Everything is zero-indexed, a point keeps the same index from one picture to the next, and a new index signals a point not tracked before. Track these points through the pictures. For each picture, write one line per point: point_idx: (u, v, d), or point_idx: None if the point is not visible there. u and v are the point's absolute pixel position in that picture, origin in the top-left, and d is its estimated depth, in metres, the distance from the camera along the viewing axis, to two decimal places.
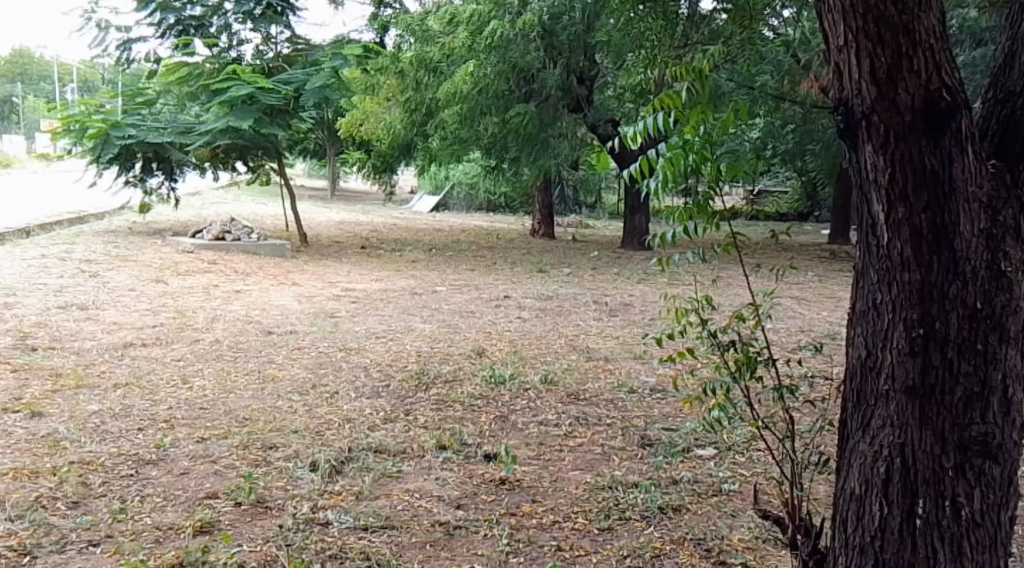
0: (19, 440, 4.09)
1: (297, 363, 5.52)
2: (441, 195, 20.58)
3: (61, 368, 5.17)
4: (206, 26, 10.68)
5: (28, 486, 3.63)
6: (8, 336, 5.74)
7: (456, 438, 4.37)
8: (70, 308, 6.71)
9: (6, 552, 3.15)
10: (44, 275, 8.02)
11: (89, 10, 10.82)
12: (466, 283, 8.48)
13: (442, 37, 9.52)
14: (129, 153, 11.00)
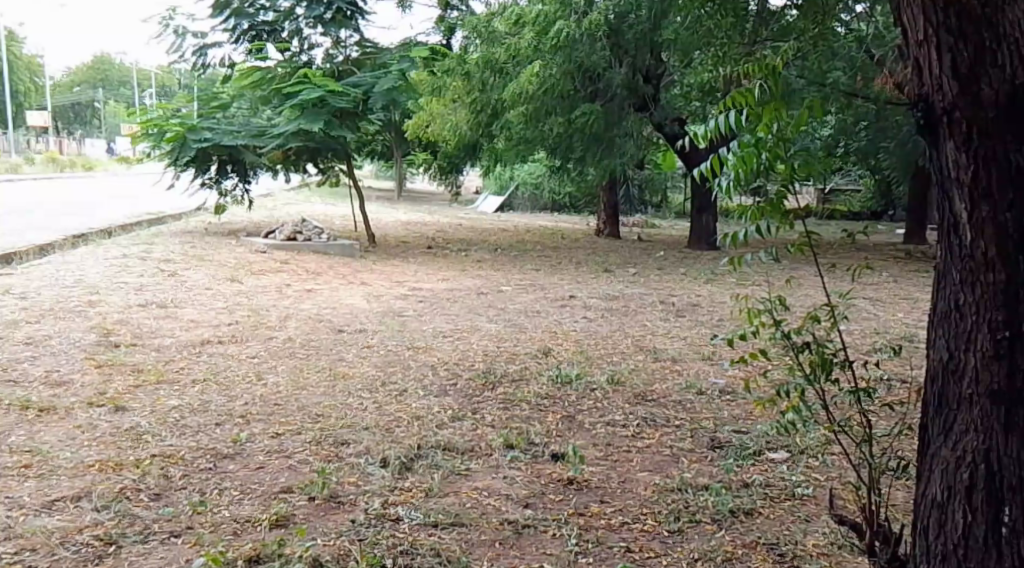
0: (104, 434, 4.21)
1: (366, 361, 5.59)
2: (506, 195, 20.63)
3: (143, 364, 5.31)
4: (279, 32, 10.88)
5: (113, 478, 3.74)
6: (93, 333, 5.91)
7: (523, 437, 4.38)
8: (149, 306, 6.88)
9: (93, 541, 3.25)
10: (126, 274, 8.24)
11: (168, 16, 11.09)
12: (532, 283, 8.49)
13: (508, 38, 9.53)
14: (205, 156, 11.22)
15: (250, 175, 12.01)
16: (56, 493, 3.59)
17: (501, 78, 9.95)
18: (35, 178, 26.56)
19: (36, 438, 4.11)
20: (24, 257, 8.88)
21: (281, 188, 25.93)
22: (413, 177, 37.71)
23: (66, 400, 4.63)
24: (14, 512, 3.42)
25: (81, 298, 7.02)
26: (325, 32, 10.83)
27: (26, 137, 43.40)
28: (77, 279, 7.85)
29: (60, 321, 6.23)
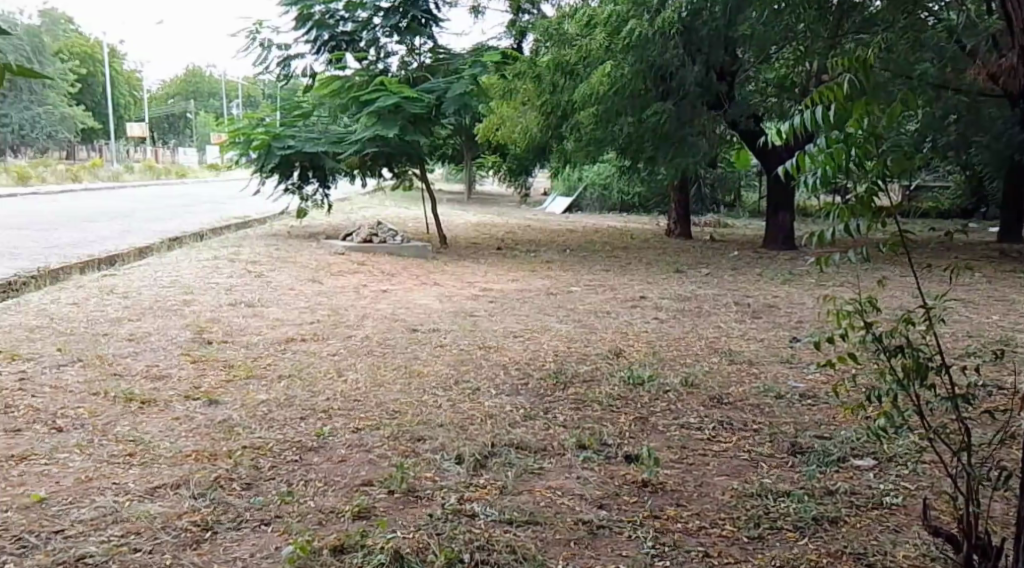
0: (199, 425, 4.37)
1: (440, 360, 5.67)
2: (574, 196, 20.65)
3: (233, 359, 5.48)
4: (357, 42, 11.06)
5: (209, 467, 3.89)
6: (186, 330, 6.11)
7: (596, 438, 4.41)
8: (237, 305, 7.08)
9: (191, 527, 3.41)
10: (215, 275, 8.49)
11: (254, 30, 11.37)
12: (602, 283, 8.52)
13: (579, 39, 9.53)
14: (288, 164, 11.54)
15: (330, 181, 12.29)
16: (157, 480, 3.76)
17: (572, 80, 9.96)
18: (131, 186, 27.52)
19: (140, 428, 4.29)
20: (125, 260, 9.27)
21: (358, 191, 26.38)
22: (487, 179, 38.01)
23: (164, 392, 4.81)
24: (120, 497, 3.60)
25: (173, 297, 7.27)
26: (400, 40, 11.05)
27: (122, 146, 44.92)
28: (171, 279, 8.13)
29: (157, 318, 6.46)
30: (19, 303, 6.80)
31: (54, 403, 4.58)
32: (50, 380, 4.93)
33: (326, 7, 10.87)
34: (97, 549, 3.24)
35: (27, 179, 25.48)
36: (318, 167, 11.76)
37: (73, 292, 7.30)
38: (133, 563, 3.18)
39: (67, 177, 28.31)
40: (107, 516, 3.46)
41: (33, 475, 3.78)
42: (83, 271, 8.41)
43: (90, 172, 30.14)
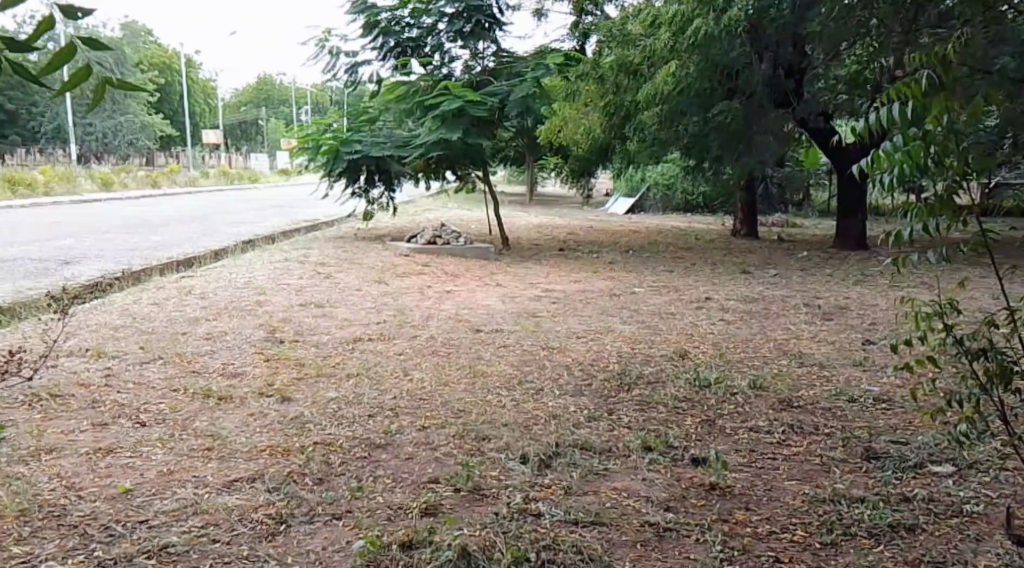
0: (273, 421, 4.44)
1: (504, 360, 5.66)
2: (636, 196, 20.54)
3: (305, 358, 5.54)
4: (421, 47, 11.18)
5: (282, 462, 3.96)
6: (259, 329, 6.21)
7: (662, 440, 4.36)
8: (307, 305, 7.17)
9: (265, 520, 3.48)
10: (286, 276, 8.62)
11: (323, 38, 11.50)
12: (667, 284, 8.47)
13: (645, 39, 9.41)
14: (355, 168, 11.68)
15: (395, 184, 12.39)
16: (234, 473, 3.84)
17: (635, 81, 9.86)
18: (207, 191, 28.09)
19: (217, 424, 4.37)
20: (201, 261, 9.47)
21: (421, 193, 26.60)
22: (551, 180, 38.09)
23: (240, 389, 4.89)
24: (199, 490, 3.69)
25: (246, 297, 7.38)
26: (464, 45, 11.11)
27: (196, 152, 45.84)
28: (244, 280, 8.27)
29: (232, 318, 6.57)
30: (103, 302, 6.96)
31: (137, 398, 4.68)
32: (133, 376, 5.04)
33: (392, 14, 10.98)
34: (178, 539, 3.32)
35: (110, 185, 26.16)
36: (384, 171, 11.88)
37: (153, 292, 7.46)
38: (212, 554, 3.25)
39: (146, 184, 29.00)
40: (187, 508, 3.55)
41: (119, 467, 3.87)
42: (162, 272, 8.61)
43: (169, 178, 30.83)
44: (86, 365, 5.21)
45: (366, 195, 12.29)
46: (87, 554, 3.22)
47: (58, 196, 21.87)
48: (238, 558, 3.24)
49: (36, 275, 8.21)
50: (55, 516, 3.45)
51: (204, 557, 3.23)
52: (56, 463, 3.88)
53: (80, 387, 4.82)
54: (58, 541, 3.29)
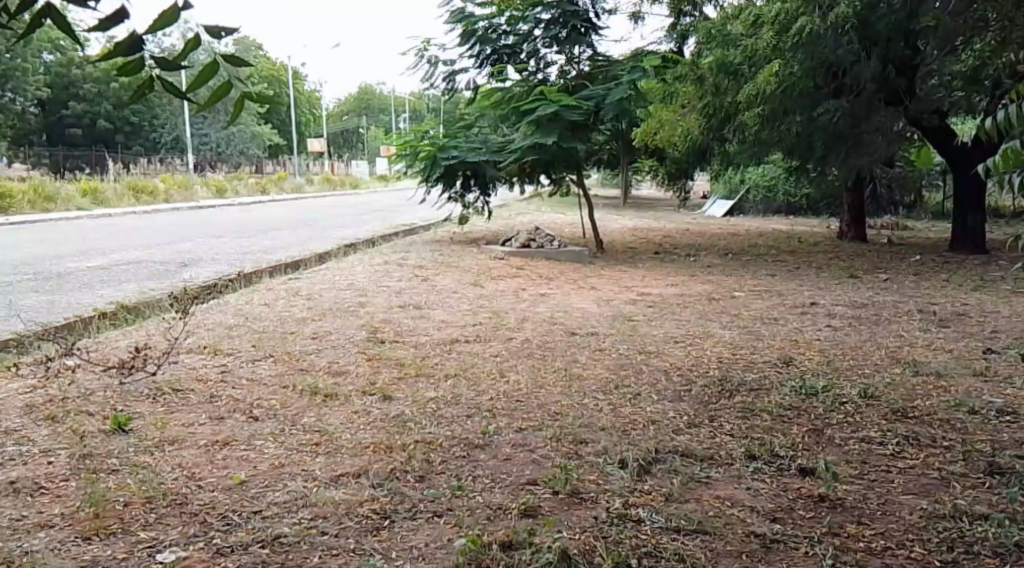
0: (376, 420, 4.46)
1: (599, 364, 5.59)
2: (735, 198, 20.18)
3: (405, 358, 5.58)
4: (518, 53, 11.20)
5: (386, 459, 3.98)
6: (361, 330, 6.27)
7: (767, 449, 4.22)
8: (406, 307, 7.22)
9: (369, 515, 3.50)
10: (386, 278, 8.69)
11: (422, 48, 11.62)
12: (768, 288, 8.24)
13: (745, 39, 9.18)
14: (452, 174, 11.79)
15: (490, 188, 12.43)
16: (340, 468, 3.88)
17: (736, 81, 9.66)
18: (311, 197, 28.78)
19: (324, 420, 4.42)
20: (307, 264, 9.67)
21: (515, 197, 26.76)
22: (646, 184, 37.96)
23: (345, 387, 4.93)
24: (309, 484, 3.73)
25: (349, 299, 7.48)
26: (560, 50, 11.13)
27: (300, 159, 46.98)
28: (348, 282, 8.37)
29: (336, 318, 6.66)
30: (218, 302, 7.15)
31: (251, 394, 4.76)
32: (247, 373, 5.13)
33: (490, 22, 11.09)
34: (290, 530, 3.37)
35: (223, 192, 26.98)
36: (479, 176, 11.93)
37: (264, 293, 7.61)
38: (320, 546, 3.29)
39: (258, 190, 29.78)
40: (298, 500, 3.59)
41: (234, 459, 3.94)
42: (270, 275, 8.80)
43: (277, 185, 31.67)
44: (204, 361, 5.33)
45: (462, 200, 12.36)
46: (206, 541, 3.29)
47: (177, 203, 22.72)
48: (345, 551, 3.27)
49: (157, 276, 8.49)
50: (178, 504, 3.52)
51: (315, 549, 3.27)
52: (177, 453, 3.97)
53: (199, 382, 4.93)
54: (180, 528, 3.37)
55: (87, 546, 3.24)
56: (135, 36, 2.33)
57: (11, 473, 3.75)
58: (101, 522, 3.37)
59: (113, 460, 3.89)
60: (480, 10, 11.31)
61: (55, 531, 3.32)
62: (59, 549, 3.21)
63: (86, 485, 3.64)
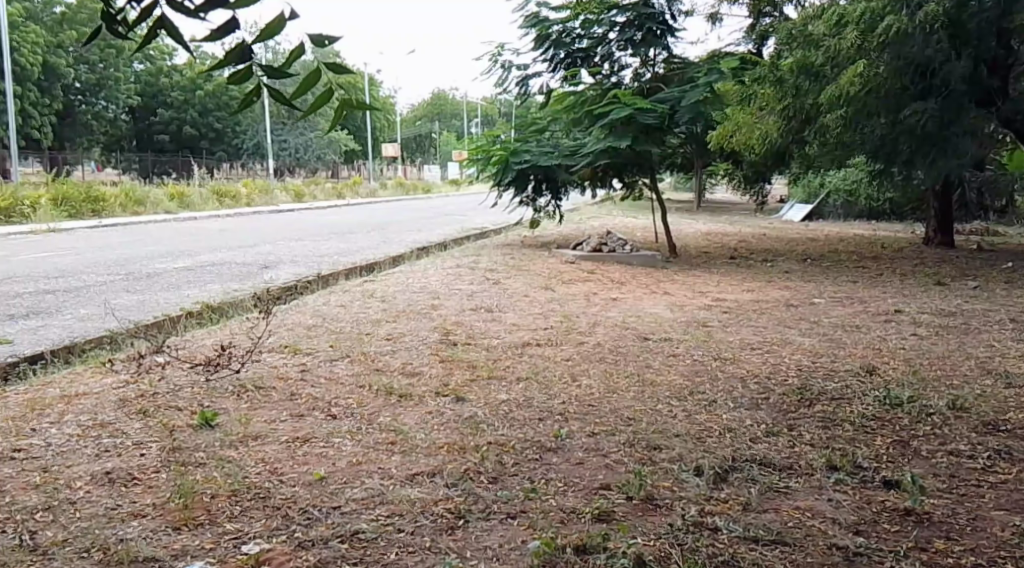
0: (450, 420, 4.47)
1: (673, 369, 5.52)
2: (814, 203, 19.81)
3: (477, 360, 5.57)
4: (592, 57, 11.21)
5: (459, 459, 3.98)
6: (434, 332, 6.29)
7: (849, 460, 4.10)
8: (478, 310, 7.23)
9: (444, 514, 3.50)
10: (459, 281, 8.72)
11: (496, 52, 11.65)
12: (848, 295, 8.04)
13: (828, 40, 9.01)
14: (523, 177, 11.81)
15: (562, 192, 12.42)
16: (416, 467, 3.89)
17: (818, 83, 9.48)
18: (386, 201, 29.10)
19: (398, 420, 4.44)
20: (383, 267, 9.78)
21: (587, 201, 26.69)
22: (721, 188, 37.48)
23: (419, 388, 4.95)
24: (385, 481, 3.75)
25: (422, 301, 7.51)
26: (634, 53, 11.06)
27: (375, 164, 47.58)
28: (422, 285, 8.42)
29: (410, 320, 6.69)
30: (298, 303, 7.27)
31: (328, 393, 4.81)
32: (324, 372, 5.18)
33: (564, 26, 11.10)
34: (367, 527, 3.39)
35: (301, 196, 27.45)
36: (551, 179, 11.93)
37: (340, 295, 7.71)
38: (397, 543, 3.29)
39: (334, 194, 30.18)
40: (375, 497, 3.61)
41: (314, 455, 3.98)
42: (346, 277, 8.90)
43: (353, 189, 32.09)
44: (283, 359, 5.41)
45: (533, 204, 12.37)
46: (288, 535, 3.32)
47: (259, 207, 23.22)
48: (421, 548, 3.27)
49: (239, 278, 8.64)
50: (261, 498, 3.56)
51: (391, 545, 3.27)
52: (260, 448, 4.02)
53: (280, 380, 5.00)
54: (264, 521, 3.41)
55: (177, 535, 3.29)
56: (243, 45, 2.46)
57: (105, 464, 3.84)
58: (189, 513, 3.43)
59: (200, 453, 3.96)
60: (554, 13, 11.29)
61: (147, 520, 3.39)
62: (151, 538, 3.27)
63: (175, 477, 3.71)
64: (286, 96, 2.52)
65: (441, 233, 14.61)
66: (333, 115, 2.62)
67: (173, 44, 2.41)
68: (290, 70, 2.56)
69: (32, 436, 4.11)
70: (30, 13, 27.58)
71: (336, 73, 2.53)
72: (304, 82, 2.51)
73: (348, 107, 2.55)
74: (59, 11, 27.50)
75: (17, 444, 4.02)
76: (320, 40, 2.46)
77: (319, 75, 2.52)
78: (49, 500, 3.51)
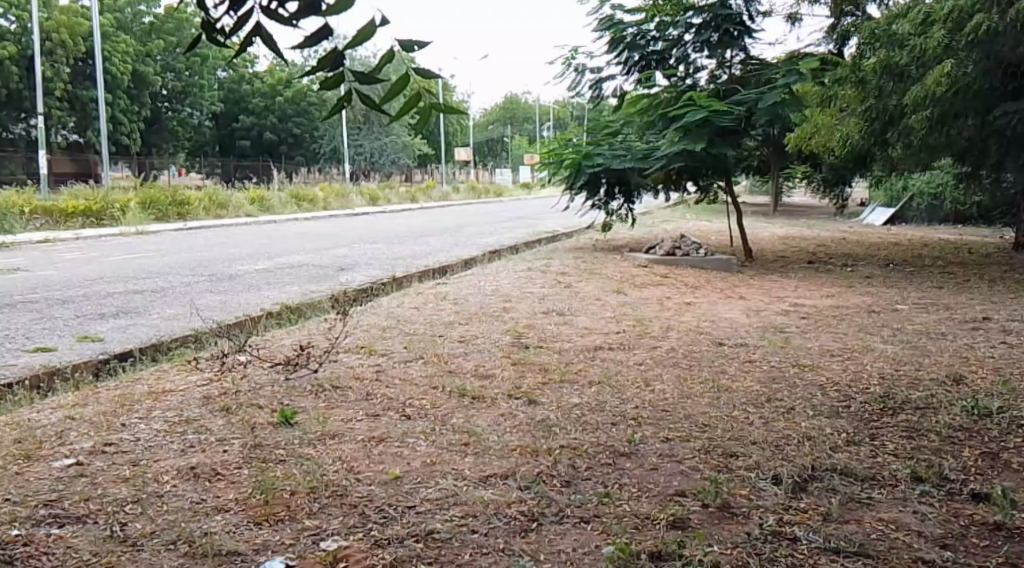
0: (522, 423, 4.45)
1: (749, 376, 5.42)
2: (897, 207, 19.36)
3: (549, 364, 5.55)
4: (667, 59, 11.12)
5: (532, 462, 3.96)
6: (506, 335, 6.29)
7: (935, 471, 3.97)
8: (550, 313, 7.20)
9: (518, 515, 3.49)
10: (531, 285, 8.71)
11: (570, 56, 11.62)
12: (932, 301, 7.81)
13: (913, 39, 8.74)
14: (596, 180, 11.77)
15: (634, 196, 12.34)
16: (489, 469, 3.88)
17: (902, 83, 9.21)
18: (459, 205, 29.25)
19: (471, 421, 4.44)
20: (457, 270, 9.84)
21: (660, 206, 26.50)
22: (799, 192, 36.82)
23: (490, 390, 4.95)
24: (459, 482, 3.75)
25: (494, 304, 7.52)
26: (711, 55, 10.94)
27: (448, 168, 47.93)
28: (494, 288, 8.43)
29: (482, 322, 6.69)
30: (374, 305, 7.36)
31: (402, 394, 4.84)
32: (399, 373, 5.22)
33: (638, 28, 11.03)
34: (442, 527, 3.39)
35: (376, 200, 27.78)
36: (624, 182, 11.86)
37: (414, 297, 7.75)
38: (471, 544, 3.29)
39: (408, 198, 30.47)
40: (449, 498, 3.61)
41: (389, 455, 4.00)
42: (420, 280, 8.98)
43: (426, 194, 32.37)
44: (359, 360, 5.46)
45: (606, 207, 12.32)
46: (365, 532, 3.34)
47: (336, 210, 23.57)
48: (495, 550, 3.25)
49: (314, 280, 8.76)
50: (339, 496, 3.59)
51: (466, 546, 3.27)
52: (338, 447, 4.07)
53: (356, 380, 5.05)
54: (341, 519, 3.43)
55: (258, 530, 3.34)
56: (335, 52, 2.50)
57: (191, 459, 3.92)
58: (270, 509, 3.48)
59: (280, 450, 4.01)
60: (628, 16, 11.24)
61: (230, 515, 3.44)
62: (234, 532, 3.32)
63: (257, 473, 3.77)
64: (376, 101, 2.50)
65: (524, 233, 15.48)
66: (421, 121, 2.59)
67: (267, 51, 2.44)
68: (382, 76, 2.54)
69: (122, 431, 4.21)
70: (120, 23, 28.51)
71: (424, 78, 2.50)
72: (394, 85, 2.48)
73: (437, 109, 2.51)
74: (147, 21, 28.39)
75: (108, 439, 4.12)
76: (409, 46, 2.47)
77: (408, 78, 2.50)
78: (138, 493, 3.59)
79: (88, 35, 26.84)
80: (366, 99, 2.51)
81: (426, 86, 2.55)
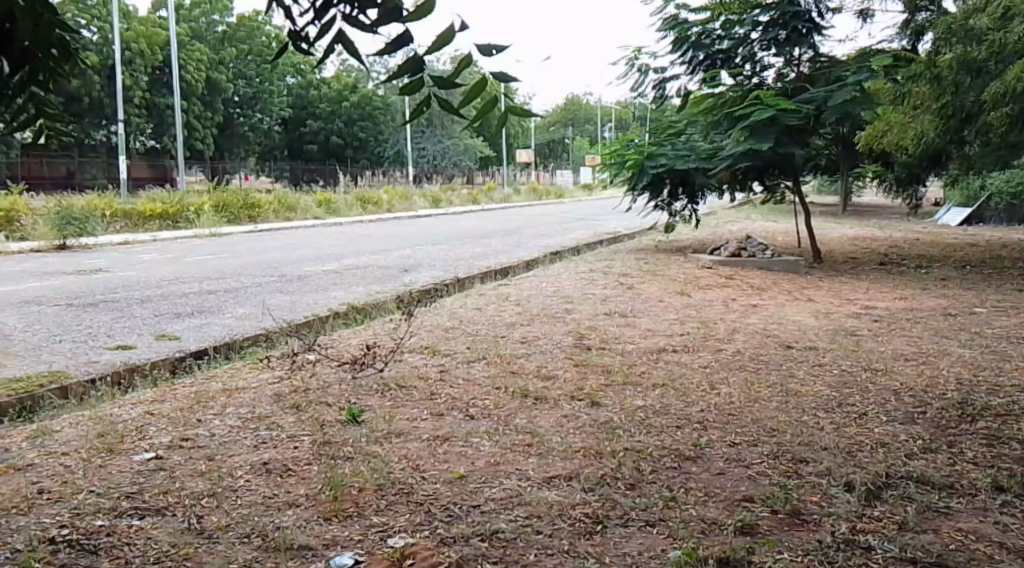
0: (587, 425, 4.40)
1: (820, 380, 5.29)
2: (974, 206, 18.84)
3: (613, 365, 5.49)
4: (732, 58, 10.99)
5: (596, 464, 3.91)
6: (569, 336, 6.24)
7: (1017, 480, 3.82)
8: (614, 315, 7.13)
9: (583, 518, 3.44)
10: (595, 286, 8.64)
11: (632, 57, 11.53)
12: (1011, 305, 7.55)
13: (991, 34, 8.44)
14: (659, 181, 11.68)
15: (698, 196, 12.19)
16: (553, 470, 3.84)
17: (980, 78, 8.91)
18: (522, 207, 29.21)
19: (535, 422, 4.41)
20: (519, 271, 9.82)
21: (725, 206, 26.17)
22: (869, 192, 36.02)
23: (554, 391, 4.90)
24: (523, 482, 3.72)
25: (556, 305, 7.48)
26: (778, 53, 10.75)
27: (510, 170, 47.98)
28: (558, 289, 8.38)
29: (544, 324, 6.64)
30: (437, 305, 7.38)
31: (466, 394, 4.82)
32: (462, 373, 5.20)
33: (703, 27, 10.93)
34: (506, 527, 3.36)
35: (438, 202, 27.88)
36: (688, 182, 11.73)
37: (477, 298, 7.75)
38: (536, 544, 3.26)
39: (470, 200, 30.54)
40: (514, 498, 3.58)
41: (454, 454, 3.98)
42: (483, 281, 8.99)
43: (488, 195, 32.43)
44: (423, 360, 5.46)
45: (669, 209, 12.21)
46: (430, 531, 3.33)
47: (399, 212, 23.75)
48: (560, 552, 3.21)
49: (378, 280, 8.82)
50: (405, 493, 3.59)
51: (531, 547, 3.23)
52: (402, 446, 4.06)
53: (420, 380, 5.04)
54: (408, 516, 3.43)
55: (327, 526, 3.35)
56: (415, 57, 2.48)
57: (262, 455, 3.95)
58: (339, 505, 3.48)
59: (348, 448, 4.02)
60: (692, 15, 11.11)
61: (300, 510, 3.45)
62: (304, 527, 3.33)
63: (326, 470, 3.78)
64: (454, 107, 2.49)
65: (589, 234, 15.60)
66: (497, 123, 2.58)
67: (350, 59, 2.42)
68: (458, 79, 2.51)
69: (197, 427, 4.27)
70: (195, 32, 29.03)
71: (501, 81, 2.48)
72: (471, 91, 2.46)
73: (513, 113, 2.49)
74: (221, 29, 28.93)
75: (184, 434, 4.18)
76: (487, 50, 2.43)
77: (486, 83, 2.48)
78: (212, 487, 3.63)
79: (164, 43, 27.41)
80: (443, 104, 2.49)
81: (503, 90, 2.53)
